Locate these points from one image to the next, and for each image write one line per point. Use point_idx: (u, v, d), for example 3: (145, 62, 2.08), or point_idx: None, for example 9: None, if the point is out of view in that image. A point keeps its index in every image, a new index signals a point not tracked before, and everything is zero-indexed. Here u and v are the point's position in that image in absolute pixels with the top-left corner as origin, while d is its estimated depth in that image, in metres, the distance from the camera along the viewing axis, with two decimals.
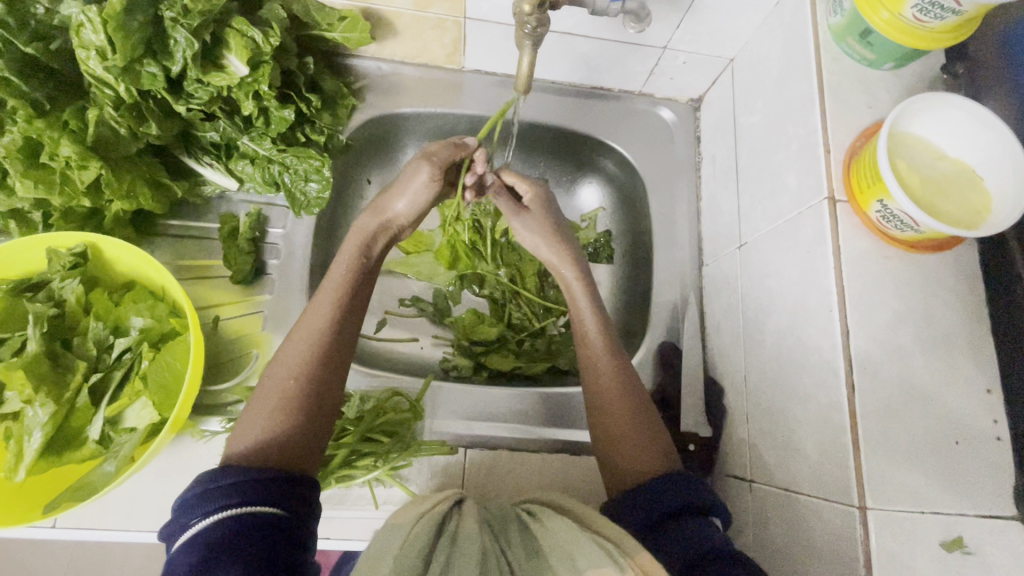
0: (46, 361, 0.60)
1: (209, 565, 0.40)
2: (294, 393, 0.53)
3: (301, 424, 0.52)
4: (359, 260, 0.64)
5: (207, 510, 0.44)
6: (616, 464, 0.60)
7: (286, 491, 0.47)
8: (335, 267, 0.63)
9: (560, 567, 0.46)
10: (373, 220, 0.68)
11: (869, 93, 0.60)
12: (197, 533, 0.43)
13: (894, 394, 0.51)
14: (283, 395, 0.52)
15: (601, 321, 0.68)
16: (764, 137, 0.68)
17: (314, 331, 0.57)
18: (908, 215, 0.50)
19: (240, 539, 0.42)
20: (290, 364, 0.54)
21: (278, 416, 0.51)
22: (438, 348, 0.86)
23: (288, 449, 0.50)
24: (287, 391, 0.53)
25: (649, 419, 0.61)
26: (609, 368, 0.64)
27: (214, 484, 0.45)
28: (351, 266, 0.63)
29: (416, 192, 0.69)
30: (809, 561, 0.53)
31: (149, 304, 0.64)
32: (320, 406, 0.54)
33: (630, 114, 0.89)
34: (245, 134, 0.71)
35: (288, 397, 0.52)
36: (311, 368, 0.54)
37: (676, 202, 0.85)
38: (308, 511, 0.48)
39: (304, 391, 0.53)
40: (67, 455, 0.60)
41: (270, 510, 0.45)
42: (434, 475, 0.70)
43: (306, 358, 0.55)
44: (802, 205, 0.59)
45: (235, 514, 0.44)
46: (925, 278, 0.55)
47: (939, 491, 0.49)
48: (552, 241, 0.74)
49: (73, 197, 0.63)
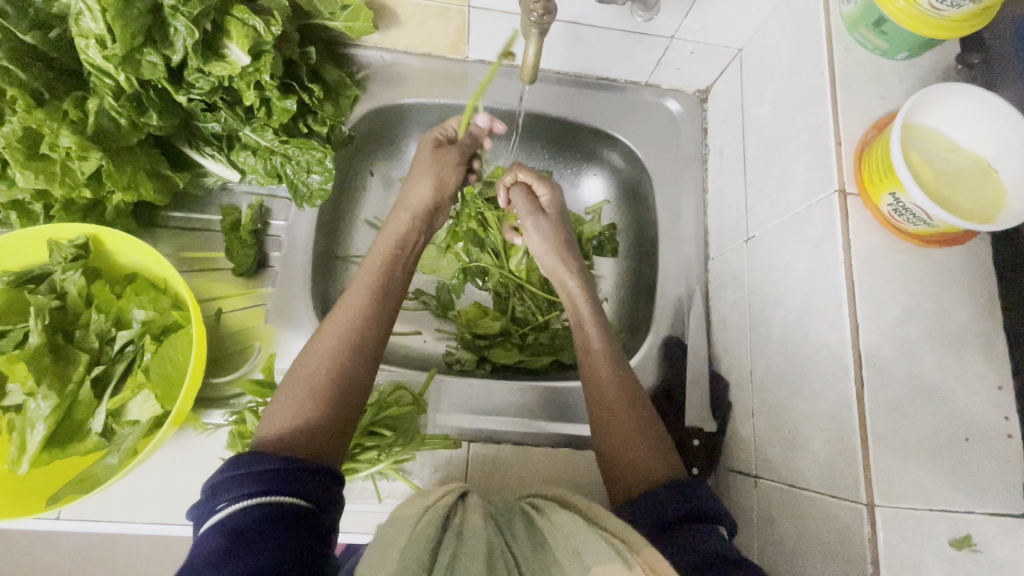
0: (48, 353, 0.59)
1: (237, 550, 0.40)
2: (324, 381, 0.52)
3: (331, 413, 0.51)
4: (392, 251, 0.64)
5: (235, 495, 0.44)
6: (626, 474, 0.59)
7: (313, 481, 0.47)
8: (369, 260, 0.63)
9: (568, 561, 0.46)
10: (403, 211, 0.69)
11: (881, 83, 0.59)
12: (224, 518, 0.43)
13: (904, 391, 0.50)
14: (314, 382, 0.52)
15: (601, 327, 0.68)
16: (772, 129, 0.67)
17: (349, 321, 0.56)
18: (921, 208, 0.49)
19: (268, 527, 0.42)
20: (321, 352, 0.54)
21: (309, 405, 0.51)
22: (442, 341, 0.86)
23: (317, 439, 0.50)
24: (318, 379, 0.52)
25: (655, 429, 0.61)
26: (608, 360, 0.65)
27: (243, 470, 0.45)
28: (385, 258, 0.63)
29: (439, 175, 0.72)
30: (815, 557, 0.53)
31: (151, 296, 0.64)
32: (351, 397, 0.53)
33: (637, 106, 0.88)
34: (247, 125, 0.71)
35: (318, 385, 0.52)
36: (342, 358, 0.54)
37: (682, 195, 0.84)
38: (332, 502, 0.48)
39: (334, 380, 0.53)
40: (70, 447, 0.60)
41: (296, 501, 0.44)
42: (437, 468, 0.70)
43: (337, 348, 0.54)
44: (812, 197, 0.58)
45: (263, 501, 0.43)
46: (937, 273, 0.54)
47: (948, 489, 0.49)
48: (558, 250, 0.74)
49: (74, 187, 0.63)
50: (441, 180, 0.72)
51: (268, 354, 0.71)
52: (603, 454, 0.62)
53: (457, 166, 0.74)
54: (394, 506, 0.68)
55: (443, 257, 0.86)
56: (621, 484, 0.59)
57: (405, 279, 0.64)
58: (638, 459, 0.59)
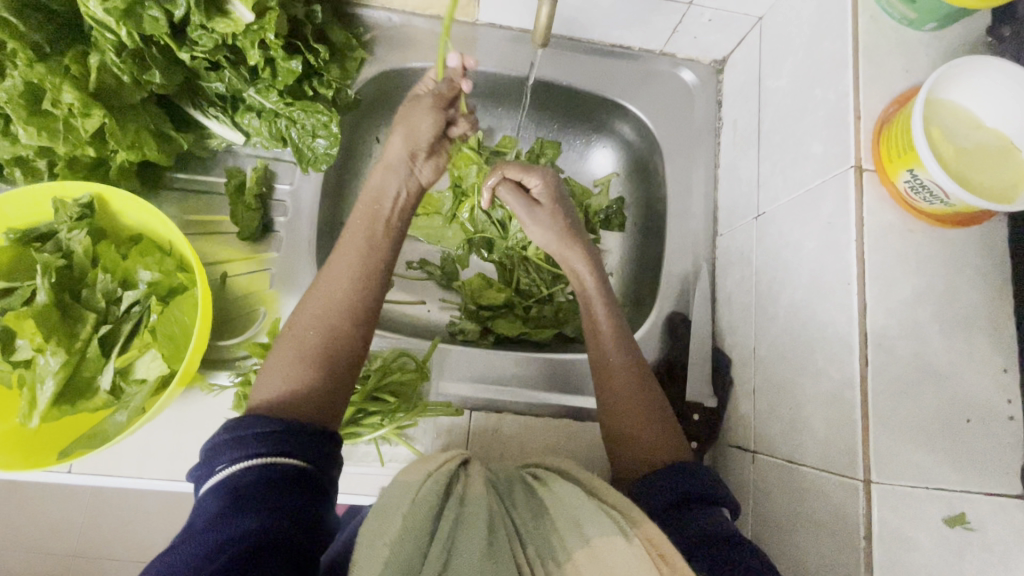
0: (55, 312, 0.60)
1: (233, 510, 0.41)
2: (314, 343, 0.53)
3: (323, 374, 0.52)
4: (375, 211, 0.63)
5: (233, 457, 0.44)
6: (627, 452, 0.61)
7: (311, 443, 0.47)
8: (356, 222, 0.62)
9: (567, 529, 0.48)
10: (383, 169, 0.66)
11: (907, 55, 0.56)
12: (223, 478, 0.44)
13: (908, 371, 0.50)
14: (303, 344, 0.53)
15: (609, 306, 0.68)
16: (790, 102, 0.65)
17: (335, 289, 0.56)
18: (939, 186, 0.48)
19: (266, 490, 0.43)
20: (311, 314, 0.55)
21: (301, 367, 0.51)
22: (446, 312, 0.86)
23: (311, 401, 0.50)
24: (308, 342, 0.53)
25: (658, 408, 0.62)
26: (614, 342, 0.65)
27: (241, 432, 0.46)
28: (370, 219, 0.62)
29: (418, 127, 0.66)
30: (809, 530, 0.54)
31: (156, 257, 0.64)
32: (344, 358, 0.54)
33: (650, 75, 0.85)
34: (251, 86, 0.69)
35: (308, 349, 0.52)
36: (333, 320, 0.55)
37: (693, 169, 0.83)
38: (331, 463, 0.49)
39: (324, 342, 0.53)
40: (79, 404, 0.61)
41: (292, 462, 0.45)
42: (440, 435, 0.71)
43: (326, 311, 0.55)
44: (826, 174, 0.57)
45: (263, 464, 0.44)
46: (950, 254, 0.53)
47: (945, 468, 0.49)
48: (560, 234, 0.71)
49: (78, 145, 0.62)
50: (411, 130, 0.66)
51: (272, 319, 0.71)
52: (605, 430, 0.63)
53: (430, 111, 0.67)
54: (397, 470, 0.69)
55: (449, 227, 0.84)
56: (623, 462, 0.61)
57: (393, 239, 0.63)
58: (643, 442, 0.60)
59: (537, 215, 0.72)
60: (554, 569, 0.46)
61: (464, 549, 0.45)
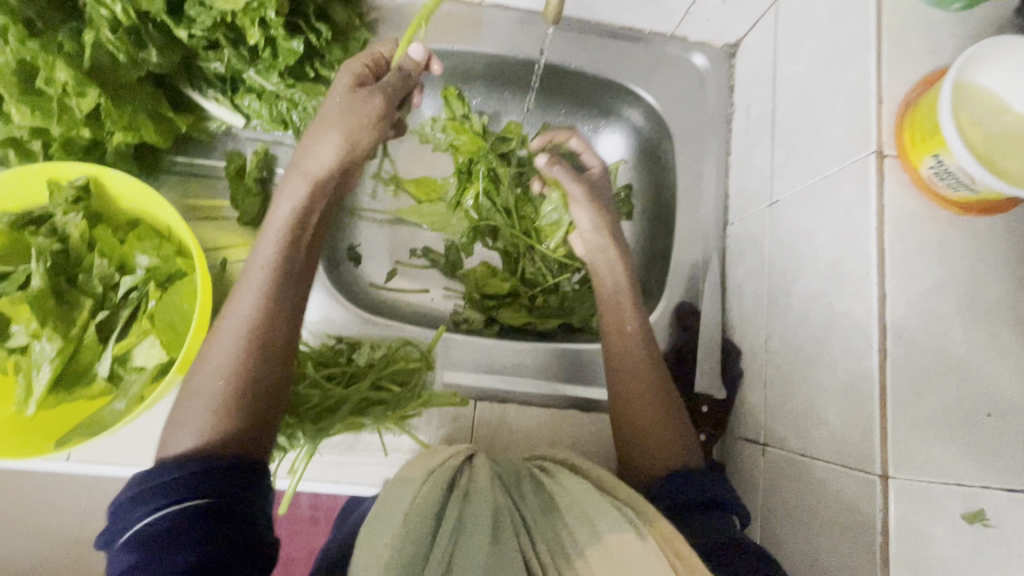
0: (51, 297, 0.58)
1: (152, 564, 0.41)
2: (226, 385, 0.48)
3: (239, 418, 0.47)
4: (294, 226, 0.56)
5: (145, 508, 0.43)
6: (641, 449, 0.60)
7: (226, 480, 0.44)
8: (266, 241, 0.55)
9: (578, 525, 0.48)
10: (302, 177, 0.58)
11: (932, 36, 0.54)
12: (139, 530, 0.43)
13: (929, 363, 0.49)
14: (215, 390, 0.47)
15: (635, 305, 0.67)
16: (807, 86, 0.63)
17: (255, 320, 0.50)
18: (966, 172, 0.47)
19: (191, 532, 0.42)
20: (221, 354, 0.49)
21: (211, 416, 0.46)
22: (449, 300, 0.84)
23: (231, 448, 0.46)
24: (219, 385, 0.48)
25: (675, 412, 0.61)
26: (637, 342, 0.64)
27: (150, 483, 0.44)
28: (286, 236, 0.55)
29: (343, 133, 0.60)
30: (823, 524, 0.53)
31: (154, 242, 0.62)
32: (261, 396, 0.49)
33: (661, 59, 0.83)
34: (251, 66, 0.67)
35: (219, 394, 0.47)
36: (245, 355, 0.49)
37: (704, 156, 0.81)
38: (260, 491, 0.47)
39: (237, 382, 0.48)
40: (76, 391, 0.59)
41: (207, 501, 0.43)
42: (444, 425, 0.70)
43: (236, 347, 0.49)
44: (845, 159, 0.55)
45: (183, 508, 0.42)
46: (974, 243, 0.51)
47: (965, 463, 0.48)
48: (603, 221, 0.73)
49: (73, 126, 0.60)
50: (337, 136, 0.60)
51: None
52: (619, 426, 0.62)
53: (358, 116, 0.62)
54: (400, 460, 0.68)
55: (452, 215, 0.83)
56: (635, 460, 0.60)
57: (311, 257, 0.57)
58: (659, 440, 0.60)
59: (593, 193, 0.74)
60: (566, 566, 0.46)
61: (466, 551, 0.45)
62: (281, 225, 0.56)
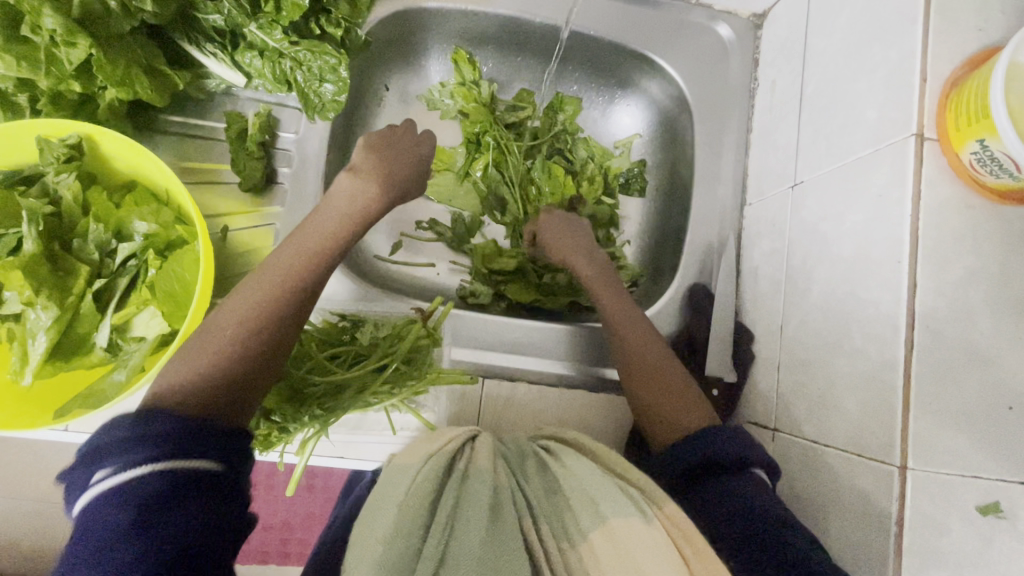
0: (45, 263, 0.55)
1: None
2: (265, 313, 0.50)
3: (269, 337, 0.50)
4: (365, 196, 0.60)
5: None
6: (657, 426, 0.59)
7: None
8: (330, 201, 0.59)
9: (582, 508, 0.47)
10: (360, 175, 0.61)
11: (981, 11, 0.51)
12: None
13: (956, 355, 0.48)
14: (249, 318, 0.50)
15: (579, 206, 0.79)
16: (841, 62, 0.60)
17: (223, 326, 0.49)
18: (1013, 159, 0.45)
19: (124, 505, 0.38)
20: (245, 310, 0.50)
21: (209, 360, 0.47)
22: (455, 275, 0.82)
23: (255, 350, 0.49)
24: (253, 316, 0.50)
25: (670, 366, 0.62)
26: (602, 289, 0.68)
27: None
28: (351, 202, 0.59)
29: (416, 169, 0.68)
30: (835, 512, 0.53)
31: (153, 208, 0.59)
32: (298, 311, 0.53)
33: (684, 27, 0.78)
34: (253, 20, 0.63)
35: (250, 324, 0.50)
36: (299, 277, 0.53)
37: (724, 132, 0.78)
38: None
39: (291, 304, 0.52)
40: (74, 361, 0.57)
41: None
42: (450, 403, 0.69)
43: (296, 265, 0.53)
44: (880, 141, 0.53)
45: (159, 443, 0.41)
46: (1010, 232, 0.49)
47: (984, 455, 0.48)
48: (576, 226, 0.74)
49: (62, 79, 0.56)
50: (408, 167, 0.66)
51: None
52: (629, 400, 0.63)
53: (414, 185, 0.67)
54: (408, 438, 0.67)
55: (461, 186, 0.80)
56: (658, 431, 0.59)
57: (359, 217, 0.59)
58: (665, 398, 0.60)
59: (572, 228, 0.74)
60: (571, 553, 0.45)
61: (461, 533, 0.43)
62: (336, 211, 0.58)
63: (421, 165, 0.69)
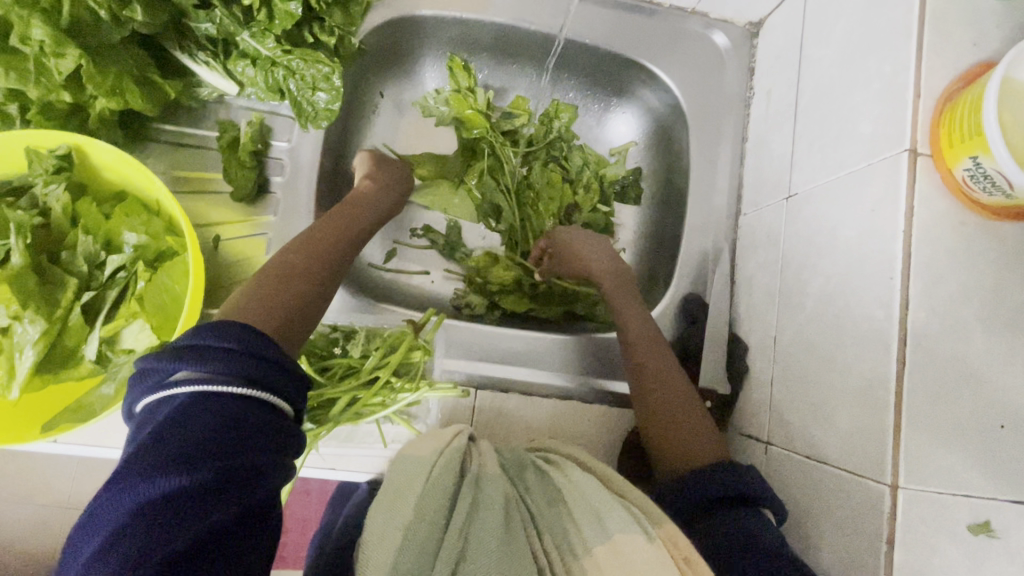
0: (32, 276, 0.55)
1: None
2: (330, 246, 0.57)
3: (334, 268, 0.56)
4: (399, 175, 0.72)
5: None
6: (666, 456, 0.59)
7: None
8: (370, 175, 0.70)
9: (585, 519, 0.47)
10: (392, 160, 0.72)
11: (976, 26, 0.51)
12: None
13: (948, 373, 0.47)
14: (318, 250, 0.56)
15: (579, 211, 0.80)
16: (837, 74, 0.60)
17: (289, 270, 0.53)
18: (1005, 177, 0.45)
19: (207, 414, 0.36)
20: (311, 244, 0.56)
21: (287, 284, 0.51)
22: (450, 283, 0.82)
23: (322, 276, 0.54)
24: (320, 248, 0.56)
25: (696, 410, 0.61)
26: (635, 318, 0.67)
27: None
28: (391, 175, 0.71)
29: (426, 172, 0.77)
30: (827, 528, 0.53)
31: (143, 219, 0.58)
32: (352, 252, 0.60)
33: (680, 35, 0.78)
34: (245, 29, 0.63)
35: (318, 255, 0.55)
36: (355, 223, 0.61)
37: (719, 142, 0.77)
38: None
39: (347, 243, 0.59)
40: (62, 374, 0.57)
41: None
42: (442, 414, 0.69)
43: (351, 214, 0.62)
44: (874, 156, 0.53)
45: (251, 363, 0.40)
46: (1003, 249, 0.49)
47: (975, 474, 0.47)
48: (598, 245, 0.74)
49: (52, 90, 0.56)
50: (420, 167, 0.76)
51: None
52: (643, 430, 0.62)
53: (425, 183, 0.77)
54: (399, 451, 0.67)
55: (455, 194, 0.79)
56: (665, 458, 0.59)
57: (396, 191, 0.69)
58: (682, 430, 0.59)
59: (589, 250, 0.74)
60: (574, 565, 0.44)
61: (479, 533, 0.43)
62: (379, 180, 0.69)
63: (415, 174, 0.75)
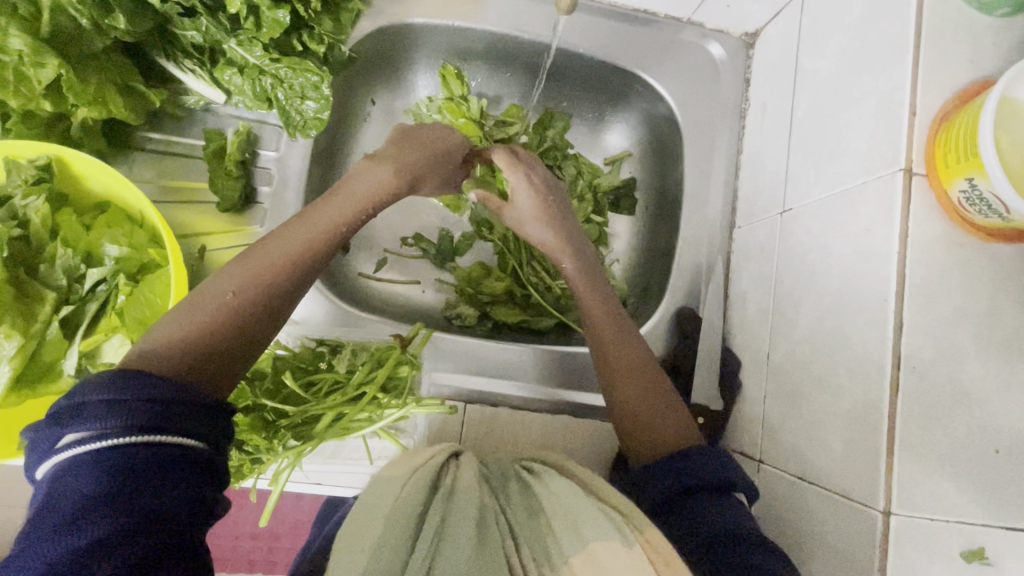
0: (9, 289, 0.54)
1: None
2: (269, 275, 0.45)
3: (270, 303, 0.44)
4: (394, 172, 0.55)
5: None
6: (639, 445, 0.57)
7: None
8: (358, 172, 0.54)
9: (564, 531, 0.46)
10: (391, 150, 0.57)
11: (972, 44, 0.50)
12: None
13: (942, 397, 0.47)
14: (252, 280, 0.44)
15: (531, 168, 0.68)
16: (833, 89, 0.59)
17: (218, 293, 0.43)
18: (1001, 199, 0.44)
19: (94, 477, 0.34)
20: (248, 273, 0.44)
21: (204, 322, 0.42)
22: (441, 293, 0.81)
23: (253, 314, 0.43)
24: (256, 278, 0.44)
25: (669, 396, 0.57)
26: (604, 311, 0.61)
27: None
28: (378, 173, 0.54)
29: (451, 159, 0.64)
30: (818, 550, 0.52)
31: (125, 230, 0.58)
32: (303, 280, 0.47)
33: (675, 46, 0.77)
34: (232, 36, 0.62)
35: (255, 286, 0.44)
36: (315, 243, 0.47)
37: (714, 153, 0.76)
38: None
39: (297, 268, 0.46)
40: (40, 390, 0.55)
41: None
42: (430, 428, 0.68)
43: (312, 231, 0.47)
44: (869, 174, 0.52)
45: (139, 411, 0.36)
46: (999, 271, 0.48)
47: (969, 500, 0.46)
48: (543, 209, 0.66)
49: (31, 99, 0.54)
50: (446, 154, 0.63)
51: None
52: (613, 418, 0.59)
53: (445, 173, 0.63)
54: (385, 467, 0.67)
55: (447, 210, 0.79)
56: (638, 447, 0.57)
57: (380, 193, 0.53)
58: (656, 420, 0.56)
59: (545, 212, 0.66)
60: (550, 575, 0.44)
61: (448, 547, 0.43)
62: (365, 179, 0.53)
63: (444, 156, 0.63)
